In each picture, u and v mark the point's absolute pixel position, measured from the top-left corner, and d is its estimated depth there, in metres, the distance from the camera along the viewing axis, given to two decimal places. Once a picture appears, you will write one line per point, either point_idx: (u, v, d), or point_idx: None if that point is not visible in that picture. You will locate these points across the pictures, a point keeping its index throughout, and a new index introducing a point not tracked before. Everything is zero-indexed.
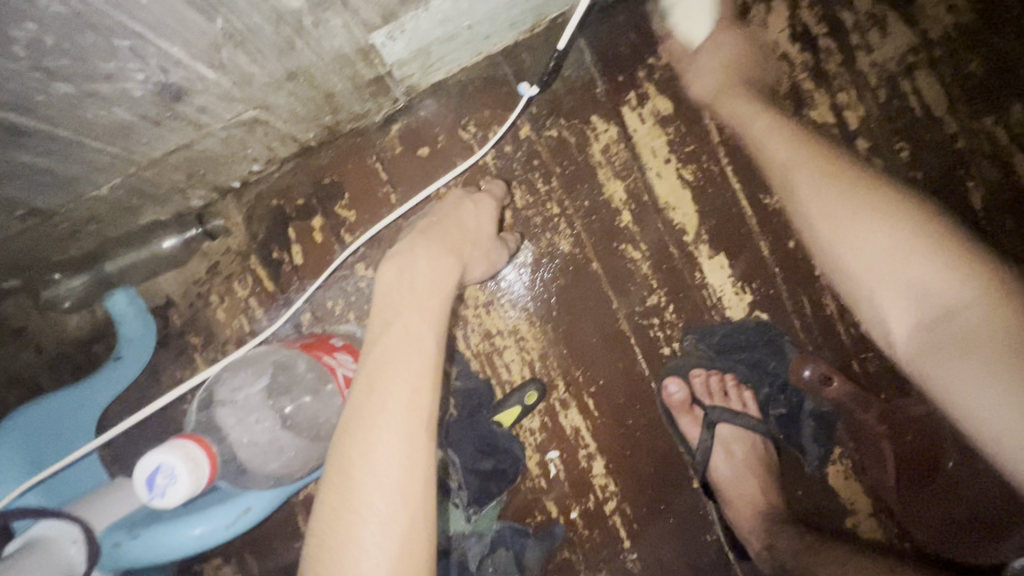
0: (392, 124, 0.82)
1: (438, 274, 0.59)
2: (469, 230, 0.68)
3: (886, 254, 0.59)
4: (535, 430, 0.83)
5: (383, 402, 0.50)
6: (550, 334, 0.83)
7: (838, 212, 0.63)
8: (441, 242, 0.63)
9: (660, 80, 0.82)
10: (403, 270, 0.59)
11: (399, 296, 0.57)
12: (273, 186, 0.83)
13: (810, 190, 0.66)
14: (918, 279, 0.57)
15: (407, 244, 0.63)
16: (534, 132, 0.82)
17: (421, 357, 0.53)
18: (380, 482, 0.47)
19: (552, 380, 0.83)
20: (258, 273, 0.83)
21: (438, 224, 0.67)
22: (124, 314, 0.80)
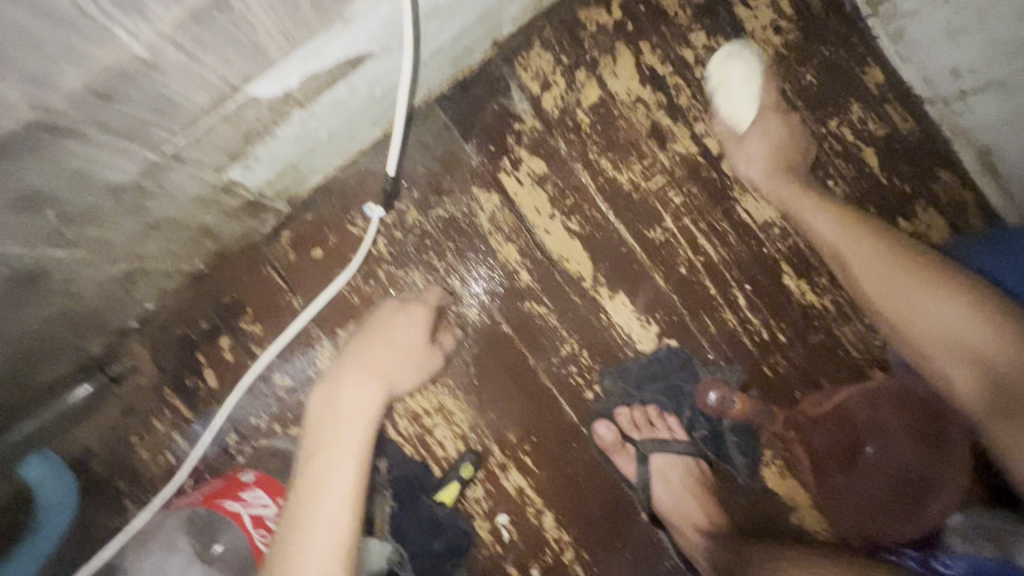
0: (282, 233, 0.84)
1: (362, 401, 0.64)
2: (397, 343, 0.73)
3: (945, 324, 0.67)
4: (480, 498, 0.84)
5: (302, 544, 0.52)
6: (474, 405, 0.85)
7: (894, 286, 0.71)
8: (367, 368, 0.68)
9: (530, 142, 0.86)
10: (331, 398, 0.64)
11: (326, 426, 0.61)
12: (174, 315, 0.83)
13: (864, 249, 0.74)
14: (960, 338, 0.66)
15: (337, 366, 0.68)
16: (422, 213, 0.85)
17: (342, 493, 0.56)
18: None
19: (486, 447, 0.85)
20: (176, 403, 0.83)
21: (371, 338, 0.73)
22: (41, 480, 0.76)
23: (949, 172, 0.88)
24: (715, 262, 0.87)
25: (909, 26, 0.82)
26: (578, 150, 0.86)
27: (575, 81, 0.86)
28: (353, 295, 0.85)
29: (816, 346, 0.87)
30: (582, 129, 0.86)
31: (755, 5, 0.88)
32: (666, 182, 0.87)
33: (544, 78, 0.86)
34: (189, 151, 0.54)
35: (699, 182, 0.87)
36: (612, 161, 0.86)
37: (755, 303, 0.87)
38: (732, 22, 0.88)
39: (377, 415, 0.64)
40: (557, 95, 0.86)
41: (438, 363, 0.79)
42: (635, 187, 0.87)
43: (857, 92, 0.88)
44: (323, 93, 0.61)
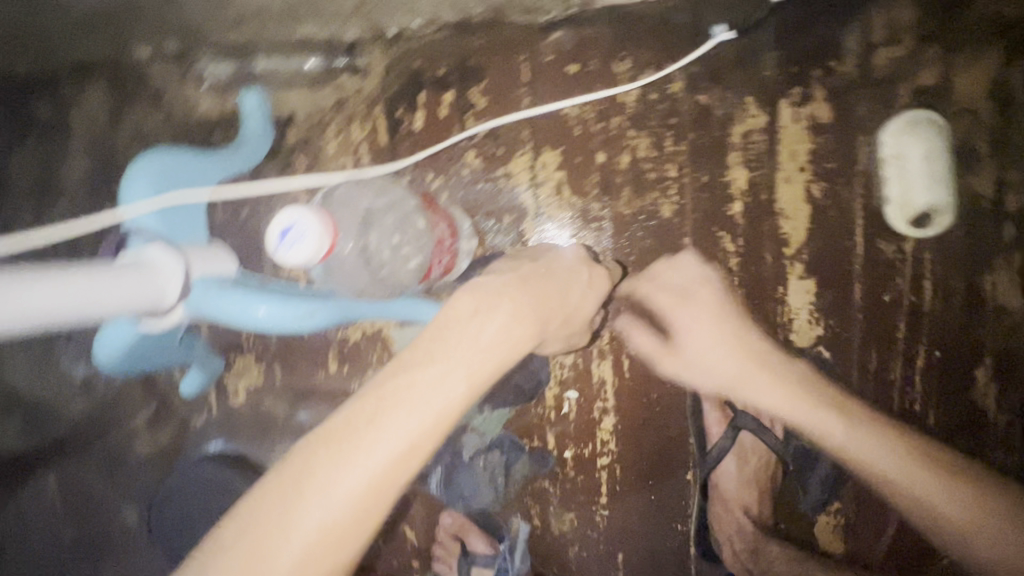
0: (553, 31, 0.82)
1: (506, 337, 0.61)
2: (563, 294, 0.68)
3: (952, 510, 0.74)
4: (566, 365, 0.86)
5: (375, 439, 0.55)
6: (627, 333, 0.84)
7: (921, 479, 0.75)
8: (529, 296, 0.64)
9: (833, 87, 0.78)
10: (489, 308, 0.62)
11: (469, 332, 0.60)
12: (422, 47, 0.84)
13: (913, 474, 0.76)
14: (940, 509, 0.75)
15: (503, 282, 0.65)
16: (685, 92, 0.80)
17: (432, 415, 0.57)
18: (323, 501, 0.54)
19: (599, 328, 0.85)
20: (379, 123, 0.87)
21: (538, 278, 0.67)
22: (252, 109, 0.81)
23: None
24: (923, 310, 0.79)
25: None
26: (871, 124, 0.78)
27: (920, 54, 0.77)
28: (576, 125, 0.83)
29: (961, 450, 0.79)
30: (889, 106, 0.78)
31: None
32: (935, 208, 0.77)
33: (892, 33, 0.77)
34: None
35: (967, 228, 0.77)
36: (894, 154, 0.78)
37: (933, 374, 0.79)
38: None
39: (513, 358, 0.63)
40: (891, 56, 0.77)
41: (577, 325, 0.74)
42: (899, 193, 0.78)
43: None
44: None
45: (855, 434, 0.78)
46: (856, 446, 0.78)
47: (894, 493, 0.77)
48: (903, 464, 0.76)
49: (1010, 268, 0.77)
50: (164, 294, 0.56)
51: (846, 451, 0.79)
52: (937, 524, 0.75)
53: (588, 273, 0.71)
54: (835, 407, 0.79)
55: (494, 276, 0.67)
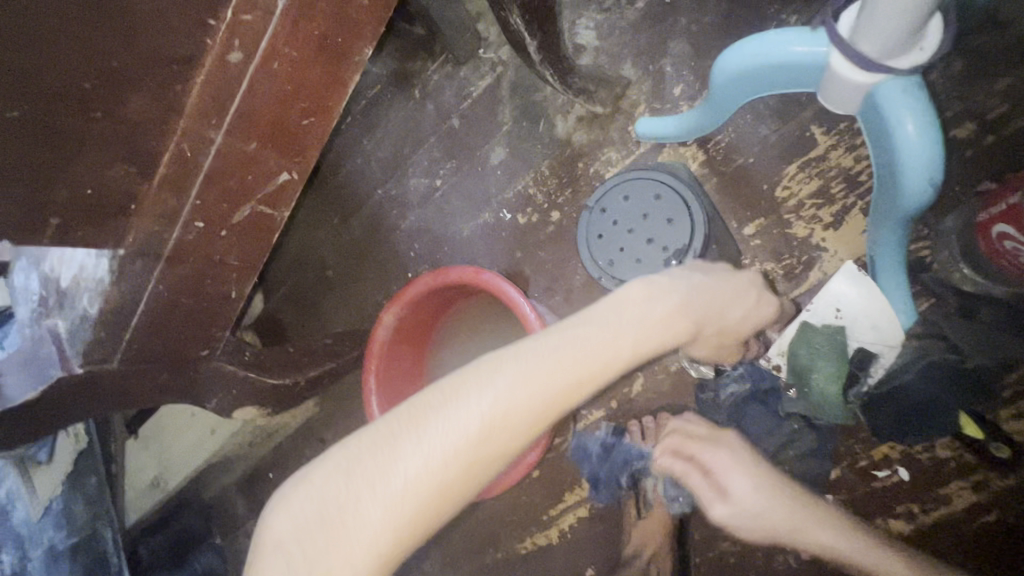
0: None
1: (679, 316, 0.54)
2: (727, 306, 0.59)
3: (836, 535, 0.69)
4: (934, 451, 0.75)
5: (542, 368, 0.48)
6: (730, 466, 0.75)
7: (802, 513, 0.71)
8: (707, 297, 0.57)
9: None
10: (652, 287, 0.55)
11: (639, 297, 0.54)
12: None
13: (792, 515, 0.71)
14: (824, 538, 0.70)
15: (664, 276, 0.57)
16: None
17: (610, 357, 0.50)
18: (514, 394, 0.46)
19: (1008, 468, 0.73)
20: None
21: (742, 278, 0.62)
22: None
23: None
24: None
25: None
26: None
27: None
28: None
29: None
30: None
31: None
32: None
33: None
34: None
35: None
36: None
37: None
38: None
39: (673, 344, 0.55)
40: None
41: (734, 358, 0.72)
42: None
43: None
44: None
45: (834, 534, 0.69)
46: (755, 487, 0.73)
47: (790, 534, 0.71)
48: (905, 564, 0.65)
49: None
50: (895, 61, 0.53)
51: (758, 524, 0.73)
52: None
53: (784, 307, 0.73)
54: (830, 523, 0.70)
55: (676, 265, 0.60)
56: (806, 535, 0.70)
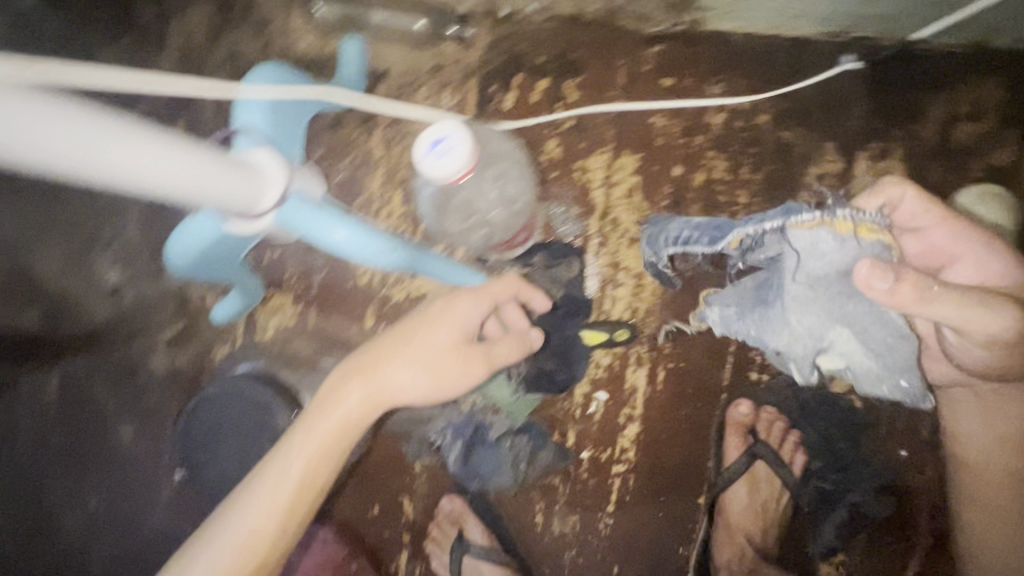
0: (658, 40, 0.84)
1: (369, 402, 0.63)
2: (438, 338, 0.65)
3: (382, 383, 0.63)
4: (601, 365, 0.86)
5: (251, 499, 0.60)
6: (418, 375, 0.64)
7: (422, 338, 0.65)
8: (400, 360, 0.64)
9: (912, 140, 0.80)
10: (327, 399, 0.63)
11: (318, 418, 0.62)
12: (527, 33, 0.86)
13: (415, 340, 0.64)
14: (438, 359, 0.65)
15: (338, 376, 0.64)
16: (772, 123, 0.83)
17: (305, 466, 0.61)
18: (234, 532, 0.59)
19: (643, 336, 0.86)
20: (469, 95, 0.88)
21: (411, 326, 0.66)
22: (352, 60, 0.87)
23: None
24: None
25: None
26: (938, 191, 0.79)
27: (1005, 133, 0.79)
28: (659, 138, 0.85)
29: None
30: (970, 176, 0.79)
31: None
32: None
33: (978, 107, 0.79)
34: None
35: None
36: None
37: None
38: None
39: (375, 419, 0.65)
40: (979, 126, 0.79)
41: (480, 371, 0.67)
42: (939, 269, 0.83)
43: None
44: None
45: (411, 375, 0.63)
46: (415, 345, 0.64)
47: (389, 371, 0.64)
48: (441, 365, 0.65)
49: None
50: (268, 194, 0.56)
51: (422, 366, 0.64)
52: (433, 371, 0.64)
53: (515, 291, 0.72)
54: (416, 348, 0.64)
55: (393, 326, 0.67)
56: (393, 394, 0.64)
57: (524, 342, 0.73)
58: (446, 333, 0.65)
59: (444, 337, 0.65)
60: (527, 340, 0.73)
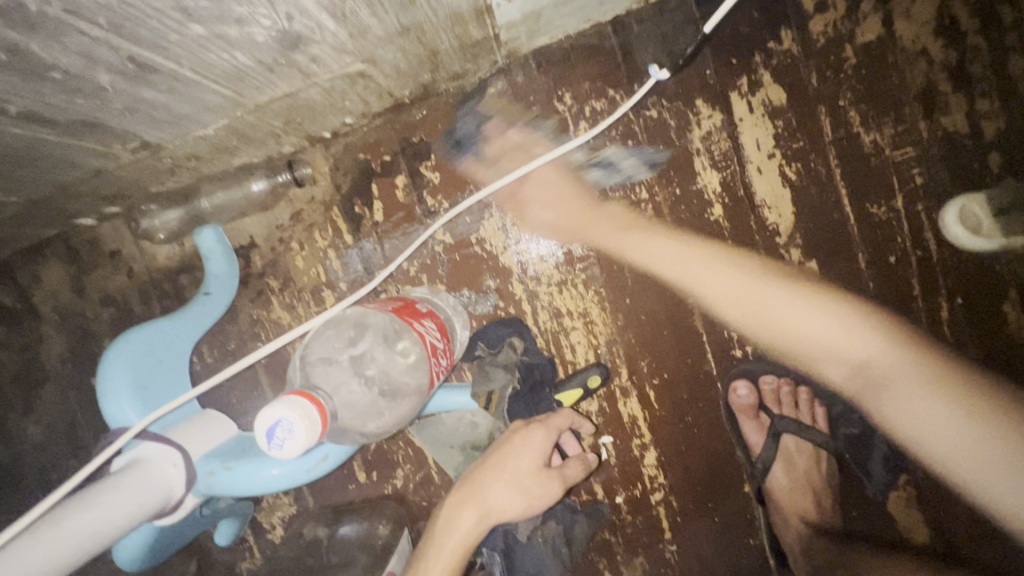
0: (487, 87, 0.79)
1: (481, 523, 0.73)
2: (521, 463, 0.74)
3: (482, 505, 0.73)
4: (592, 413, 0.84)
5: None
6: (510, 494, 0.73)
7: (505, 463, 0.74)
8: (494, 486, 0.73)
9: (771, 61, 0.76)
10: (445, 529, 0.73)
11: (442, 546, 0.72)
12: (362, 139, 0.82)
13: (502, 473, 0.74)
14: (527, 480, 0.73)
15: (450, 506, 0.75)
16: (633, 112, 0.78)
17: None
18: None
19: (616, 367, 0.82)
20: (339, 223, 0.84)
21: (498, 458, 0.75)
22: (211, 250, 0.82)
23: None
24: (934, 261, 0.76)
25: None
26: (822, 97, 0.76)
27: (857, 11, 0.74)
28: (535, 175, 0.81)
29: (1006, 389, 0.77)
30: (843, 68, 0.75)
31: None
32: (923, 188, 0.76)
33: None
34: None
35: (952, 168, 0.75)
36: (833, 123, 0.76)
37: (961, 320, 0.77)
38: None
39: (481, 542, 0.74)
40: (830, 20, 0.74)
41: (558, 490, 0.74)
42: (876, 152, 0.76)
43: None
44: None
45: (508, 498, 0.73)
46: (506, 472, 0.74)
47: (488, 497, 0.73)
48: (534, 485, 0.73)
49: (1010, 197, 0.74)
50: (170, 487, 0.56)
51: (513, 490, 0.73)
52: (526, 491, 0.73)
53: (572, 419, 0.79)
54: (503, 474, 0.73)
55: (481, 462, 0.76)
56: (493, 517, 0.73)
57: (586, 459, 0.78)
58: (530, 458, 0.74)
59: (528, 463, 0.74)
60: (588, 460, 0.79)
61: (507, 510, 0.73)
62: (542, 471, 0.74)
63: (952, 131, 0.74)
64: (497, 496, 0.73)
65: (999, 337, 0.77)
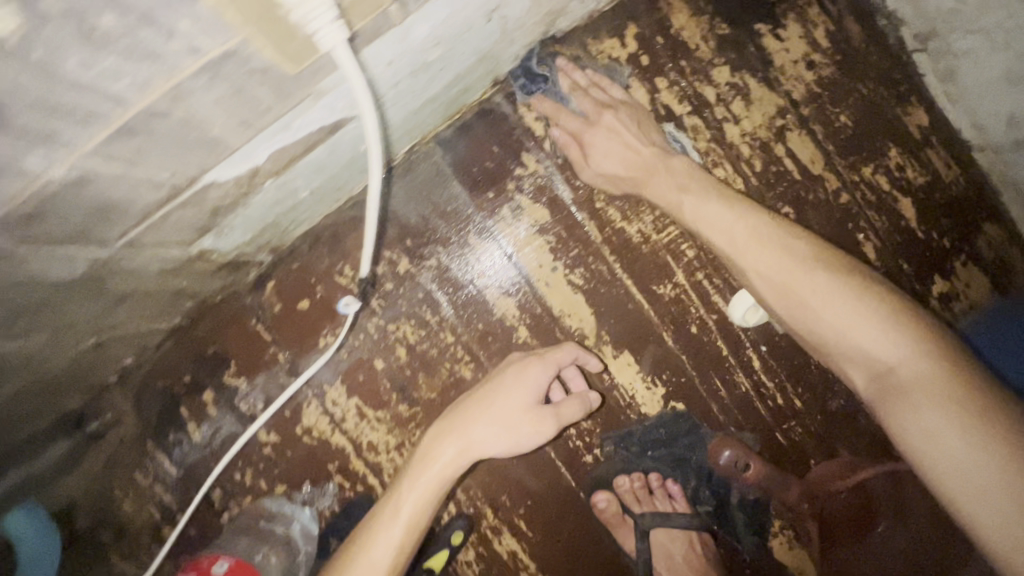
0: (267, 282, 0.79)
1: (487, 437, 0.65)
2: (521, 399, 0.67)
3: (477, 433, 0.66)
4: (472, 562, 0.81)
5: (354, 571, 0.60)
6: (487, 424, 0.66)
7: (474, 406, 0.68)
8: (479, 407, 0.67)
9: (605, 120, 0.74)
10: (422, 460, 0.66)
11: (397, 507, 0.63)
12: (155, 367, 0.79)
13: (482, 401, 0.68)
14: (522, 393, 0.68)
15: (432, 434, 0.68)
16: (413, 265, 0.79)
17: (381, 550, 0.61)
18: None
19: (479, 510, 0.81)
20: (158, 456, 0.80)
21: (486, 392, 0.68)
22: (23, 534, 0.70)
23: (995, 226, 0.79)
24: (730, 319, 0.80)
25: (961, 66, 0.73)
26: (581, 204, 0.79)
27: None
28: (342, 350, 0.80)
29: (835, 413, 0.81)
30: None
31: (787, 35, 0.79)
32: (697, 258, 0.80)
33: (548, 117, 0.78)
34: (149, 237, 0.49)
35: None
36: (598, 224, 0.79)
37: (771, 364, 0.81)
38: (761, 55, 0.79)
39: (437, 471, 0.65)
40: (562, 135, 0.79)
41: (550, 432, 0.67)
42: (645, 239, 0.80)
43: (911, 141, 0.79)
44: (299, 159, 0.56)
45: (485, 431, 0.65)
46: (492, 404, 0.67)
47: (469, 425, 0.66)
48: (529, 410, 0.67)
49: None
50: None
51: (478, 396, 0.69)
52: (523, 410, 0.67)
53: (575, 355, 0.73)
54: (484, 405, 0.67)
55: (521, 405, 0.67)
56: (479, 454, 0.66)
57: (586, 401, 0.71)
58: (533, 377, 0.69)
59: (532, 386, 0.69)
60: (587, 400, 0.71)
61: (499, 435, 0.65)
62: (562, 407, 0.68)
63: None
64: (484, 428, 0.66)
65: (810, 367, 0.81)
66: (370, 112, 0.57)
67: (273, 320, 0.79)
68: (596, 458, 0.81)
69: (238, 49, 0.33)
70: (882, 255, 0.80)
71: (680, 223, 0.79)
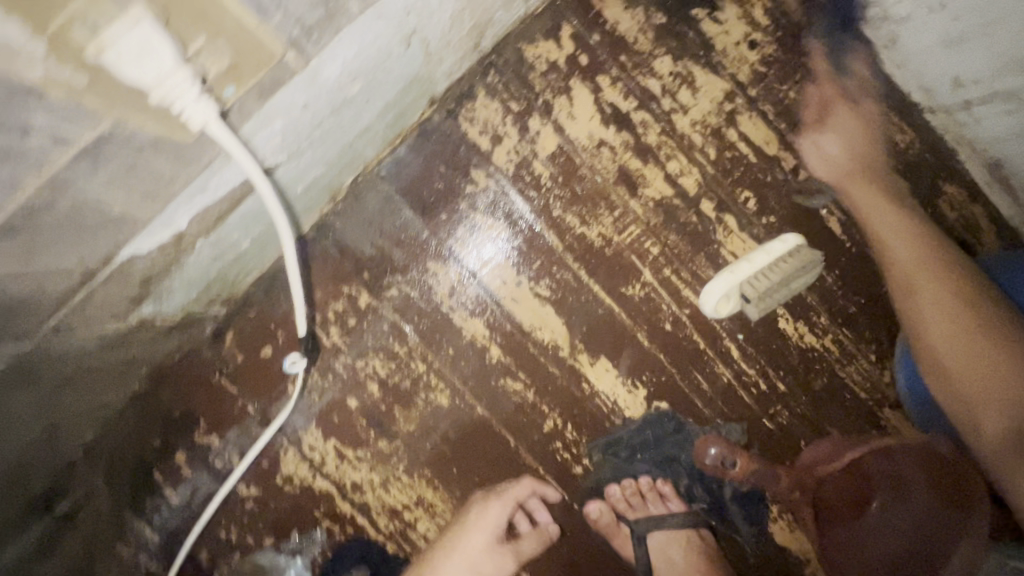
0: (226, 334, 0.77)
1: None
2: (481, 540, 0.75)
3: None
4: None
5: None
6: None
7: (443, 548, 0.75)
8: (444, 554, 0.75)
9: None
10: None
11: None
12: (122, 436, 0.77)
13: (444, 546, 0.75)
14: (479, 539, 0.75)
15: None
16: (374, 297, 0.77)
17: None
18: None
19: None
20: (136, 527, 0.77)
21: (451, 537, 0.76)
22: None
23: (956, 185, 0.78)
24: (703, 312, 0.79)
25: (901, 32, 0.72)
26: (538, 214, 0.77)
27: (529, 129, 0.77)
28: (313, 394, 0.78)
29: (820, 393, 0.80)
30: (542, 184, 0.77)
31: (725, 18, 0.78)
32: (662, 255, 0.78)
33: (493, 129, 0.76)
34: (73, 318, 0.46)
35: (677, 228, 0.78)
36: (558, 232, 0.77)
37: (749, 352, 0.80)
38: (701, 41, 0.77)
39: None
40: (509, 147, 0.77)
41: (511, 567, 0.76)
42: (607, 241, 0.78)
43: (863, 110, 0.78)
44: (229, 215, 0.53)
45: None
46: (451, 547, 0.75)
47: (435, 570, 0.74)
48: (486, 548, 0.75)
49: (737, 232, 0.78)
50: None
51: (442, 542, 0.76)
52: (482, 551, 0.75)
53: (531, 488, 0.78)
54: (449, 550, 0.75)
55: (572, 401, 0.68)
56: None
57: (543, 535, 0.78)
58: (492, 519, 0.76)
59: (489, 526, 0.76)
60: (549, 533, 0.78)
61: None
62: (516, 548, 0.77)
63: (662, 198, 0.78)
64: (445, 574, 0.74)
65: (789, 349, 0.80)
66: (298, 156, 0.54)
67: (236, 371, 0.77)
68: (584, 467, 0.79)
69: (115, 130, 0.31)
70: (846, 229, 0.79)
71: (640, 221, 0.78)
